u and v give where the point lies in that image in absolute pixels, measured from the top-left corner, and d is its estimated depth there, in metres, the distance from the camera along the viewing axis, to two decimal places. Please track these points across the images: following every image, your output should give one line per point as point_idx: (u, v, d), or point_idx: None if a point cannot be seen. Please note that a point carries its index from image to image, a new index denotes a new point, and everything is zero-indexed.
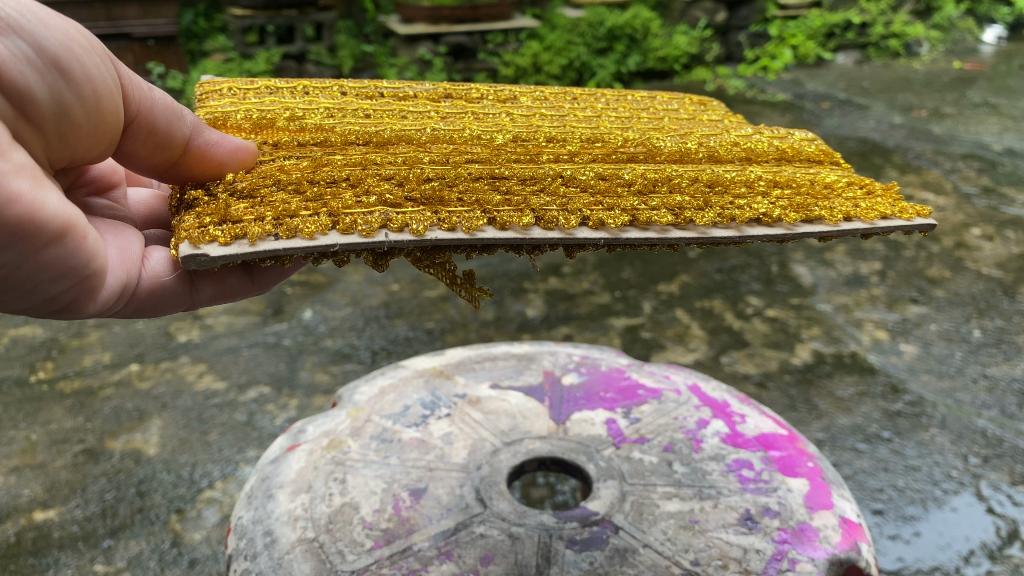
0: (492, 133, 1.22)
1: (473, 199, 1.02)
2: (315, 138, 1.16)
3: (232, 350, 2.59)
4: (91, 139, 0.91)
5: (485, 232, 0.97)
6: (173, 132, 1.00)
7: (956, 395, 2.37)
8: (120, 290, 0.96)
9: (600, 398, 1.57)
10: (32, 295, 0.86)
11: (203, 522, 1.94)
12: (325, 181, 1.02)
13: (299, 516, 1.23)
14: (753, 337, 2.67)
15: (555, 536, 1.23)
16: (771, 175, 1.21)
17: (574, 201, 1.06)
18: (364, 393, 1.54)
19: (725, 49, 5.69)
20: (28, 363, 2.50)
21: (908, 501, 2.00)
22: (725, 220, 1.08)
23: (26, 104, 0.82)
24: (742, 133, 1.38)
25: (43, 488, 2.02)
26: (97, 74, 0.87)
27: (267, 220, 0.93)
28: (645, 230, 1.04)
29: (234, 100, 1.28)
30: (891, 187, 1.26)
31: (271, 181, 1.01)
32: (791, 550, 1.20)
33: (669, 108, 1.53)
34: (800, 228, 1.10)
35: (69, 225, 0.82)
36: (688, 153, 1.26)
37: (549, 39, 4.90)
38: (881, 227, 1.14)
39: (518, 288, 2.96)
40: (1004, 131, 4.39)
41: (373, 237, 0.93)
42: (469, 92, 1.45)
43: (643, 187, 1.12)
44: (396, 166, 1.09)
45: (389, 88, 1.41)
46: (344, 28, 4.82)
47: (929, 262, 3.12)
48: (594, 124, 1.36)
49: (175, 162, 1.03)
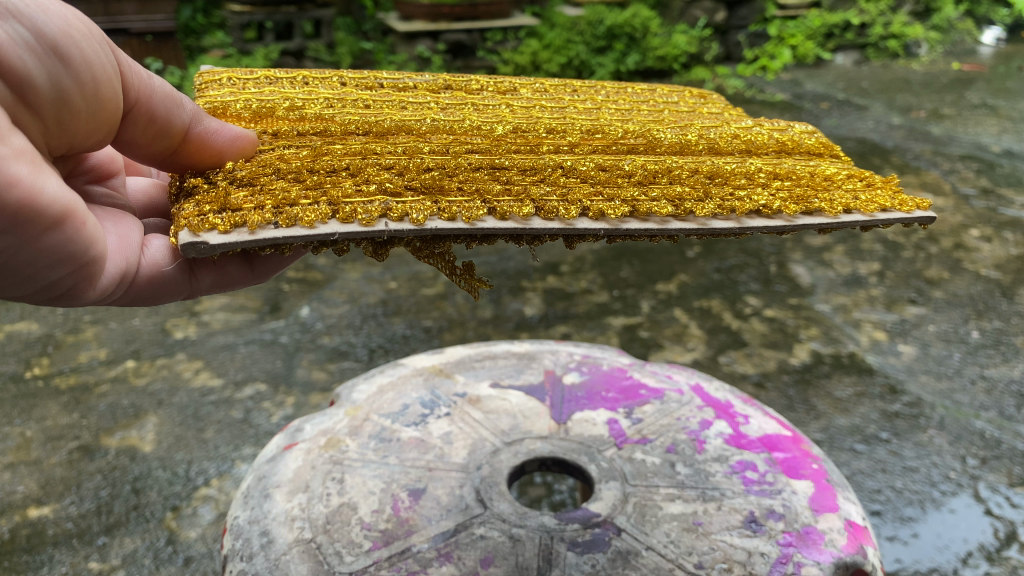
0: (492, 125, 1.21)
1: (473, 189, 1.00)
2: (315, 128, 1.14)
3: (229, 347, 2.58)
4: (91, 126, 0.90)
5: (485, 222, 0.95)
6: (173, 120, 0.99)
7: (955, 397, 2.36)
8: (120, 276, 0.94)
9: (602, 398, 1.56)
10: (30, 281, 0.84)
11: (199, 520, 1.93)
12: (325, 170, 1.01)
13: (297, 516, 1.21)
14: (751, 337, 2.66)
15: (556, 538, 1.22)
16: (771, 167, 1.19)
17: (574, 191, 1.04)
18: (363, 391, 1.52)
19: (725, 49, 5.66)
20: (24, 359, 2.48)
21: (906, 502, 1.99)
22: (725, 211, 1.07)
23: (26, 89, 0.80)
24: (742, 126, 1.37)
25: (38, 485, 2.00)
26: (97, 59, 0.86)
27: (267, 208, 0.92)
28: (645, 221, 1.02)
29: (233, 89, 1.27)
30: (892, 180, 1.25)
31: (271, 169, 0.99)
32: (796, 553, 1.19)
33: (669, 101, 1.51)
34: (799, 220, 1.09)
35: (69, 211, 0.80)
36: (688, 145, 1.25)
37: (548, 37, 4.88)
38: (881, 219, 1.13)
39: (516, 287, 2.95)
40: (1003, 132, 4.38)
41: (373, 226, 0.92)
42: (468, 83, 1.44)
43: (643, 178, 1.11)
44: (395, 155, 1.08)
45: (389, 80, 1.40)
46: (343, 26, 4.79)
47: (928, 263, 3.11)
48: (594, 116, 1.35)
49: (175, 150, 1.02)
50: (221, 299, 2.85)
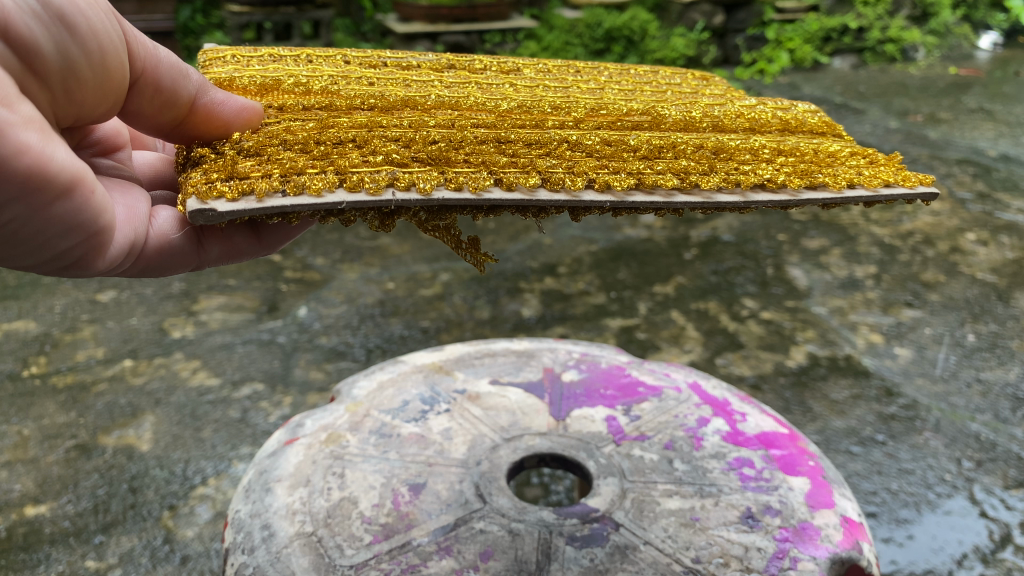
0: (497, 101, 1.22)
1: (479, 161, 1.01)
2: (320, 103, 1.16)
3: (227, 347, 2.58)
4: (97, 95, 0.91)
5: (491, 193, 0.96)
6: (178, 92, 1.00)
7: (950, 399, 2.37)
8: (128, 248, 0.96)
9: (600, 395, 1.57)
10: (41, 251, 0.85)
11: (196, 519, 1.93)
12: (331, 142, 1.02)
13: (298, 510, 1.22)
14: (748, 340, 2.68)
15: (555, 532, 1.23)
16: (775, 144, 1.21)
17: (580, 164, 1.05)
18: (363, 387, 1.53)
19: (722, 52, 5.63)
20: (21, 358, 2.48)
21: (901, 504, 2.00)
22: (730, 185, 1.08)
23: (32, 57, 0.81)
24: (746, 104, 1.38)
25: (35, 484, 2.00)
26: (102, 30, 0.87)
27: (274, 176, 0.92)
28: (651, 194, 1.03)
29: (238, 67, 1.28)
30: (894, 158, 1.26)
31: (277, 141, 1.01)
32: (793, 548, 1.20)
33: (671, 82, 1.53)
34: (803, 195, 1.10)
35: (78, 179, 0.81)
36: (693, 122, 1.27)
37: (546, 40, 4.92)
38: (885, 195, 1.14)
39: (513, 288, 2.96)
40: (999, 137, 4.41)
41: (380, 195, 0.93)
42: (472, 64, 1.46)
43: (648, 152, 1.12)
44: (401, 128, 1.09)
45: (392, 58, 1.42)
46: (341, 26, 4.89)
47: (924, 266, 3.13)
48: (597, 95, 1.36)
49: (182, 121, 1.03)
50: (219, 298, 2.85)
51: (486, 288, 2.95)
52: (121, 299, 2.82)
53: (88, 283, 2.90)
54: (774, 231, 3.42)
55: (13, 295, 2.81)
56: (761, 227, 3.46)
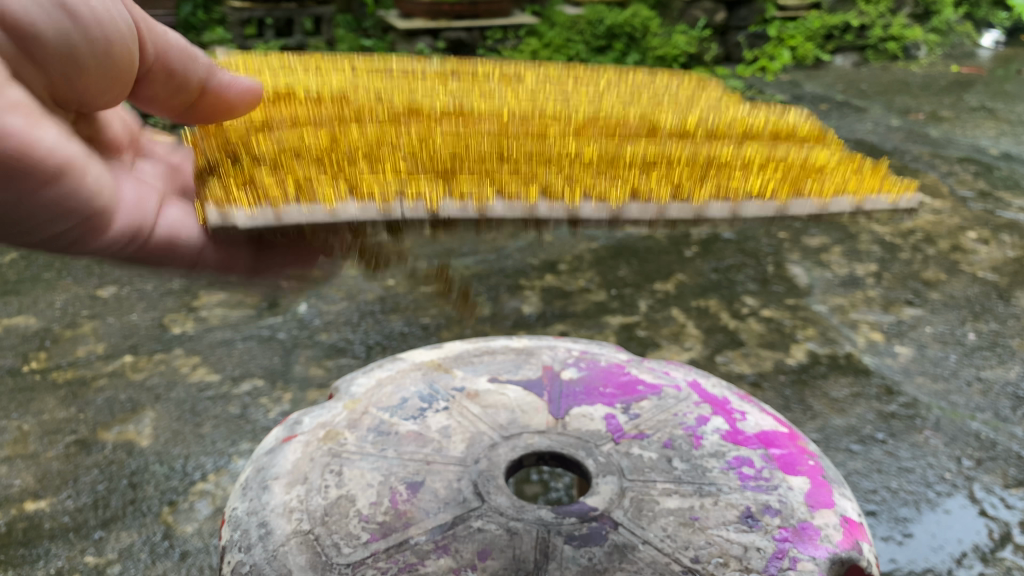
0: (512, 129, 1.38)
1: (491, 182, 1.17)
2: (358, 134, 1.33)
3: (227, 342, 2.58)
4: (98, 79, 1.03)
5: (496, 208, 1.11)
6: (188, 77, 1.22)
7: (950, 398, 2.37)
8: (127, 235, 1.00)
9: (600, 393, 1.56)
10: (36, 235, 0.90)
11: (195, 515, 1.93)
12: (366, 168, 1.19)
13: (294, 508, 1.22)
14: (748, 337, 2.67)
15: (554, 531, 1.22)
16: (764, 159, 1.34)
17: (581, 184, 1.20)
18: (362, 384, 1.53)
19: (724, 50, 5.66)
20: (21, 353, 2.48)
21: (901, 503, 2.00)
22: (721, 195, 1.21)
23: (28, 43, 0.89)
24: (741, 124, 1.52)
25: (35, 479, 2.00)
26: (105, 20, 1.00)
27: (313, 196, 1.08)
28: (645, 205, 1.15)
29: (291, 104, 1.46)
30: (878, 169, 1.38)
31: (321, 168, 1.18)
32: (792, 548, 1.19)
33: (679, 100, 1.65)
34: (789, 205, 1.21)
35: (62, 164, 0.85)
36: (674, 134, 1.44)
37: (548, 37, 4.99)
38: (865, 203, 1.25)
39: (513, 285, 2.96)
40: (1001, 135, 4.40)
41: (392, 212, 1.08)
42: (494, 93, 1.62)
43: (645, 171, 1.27)
44: (428, 155, 1.25)
45: (425, 93, 1.59)
46: (342, 22, 4.83)
47: (925, 264, 3.12)
48: (606, 118, 1.50)
49: (191, 105, 1.26)
50: (219, 294, 2.85)
51: (487, 286, 2.95)
52: (121, 295, 2.82)
53: (89, 279, 2.91)
54: (775, 229, 3.42)
55: (14, 291, 2.81)
56: (762, 224, 3.45)
